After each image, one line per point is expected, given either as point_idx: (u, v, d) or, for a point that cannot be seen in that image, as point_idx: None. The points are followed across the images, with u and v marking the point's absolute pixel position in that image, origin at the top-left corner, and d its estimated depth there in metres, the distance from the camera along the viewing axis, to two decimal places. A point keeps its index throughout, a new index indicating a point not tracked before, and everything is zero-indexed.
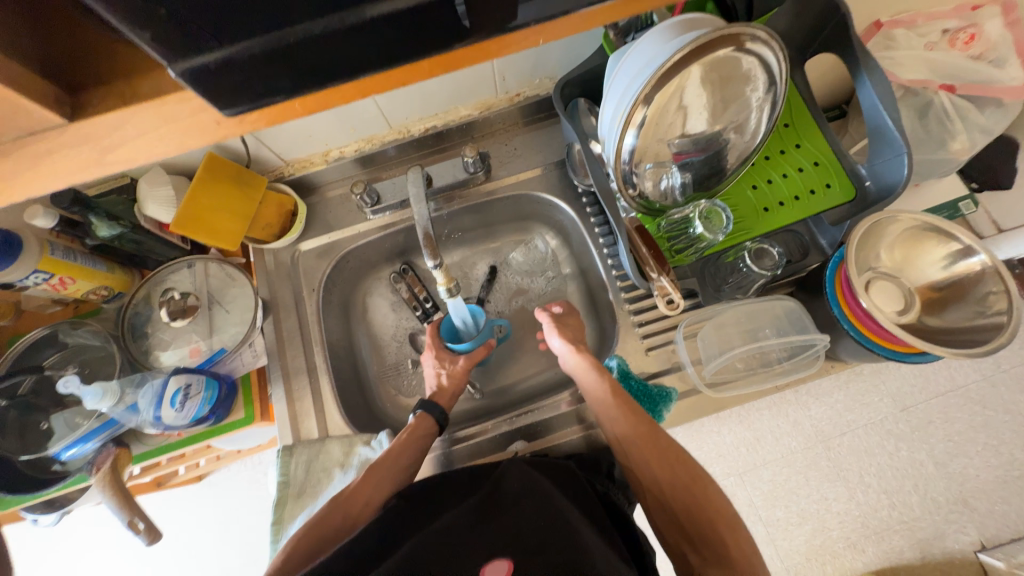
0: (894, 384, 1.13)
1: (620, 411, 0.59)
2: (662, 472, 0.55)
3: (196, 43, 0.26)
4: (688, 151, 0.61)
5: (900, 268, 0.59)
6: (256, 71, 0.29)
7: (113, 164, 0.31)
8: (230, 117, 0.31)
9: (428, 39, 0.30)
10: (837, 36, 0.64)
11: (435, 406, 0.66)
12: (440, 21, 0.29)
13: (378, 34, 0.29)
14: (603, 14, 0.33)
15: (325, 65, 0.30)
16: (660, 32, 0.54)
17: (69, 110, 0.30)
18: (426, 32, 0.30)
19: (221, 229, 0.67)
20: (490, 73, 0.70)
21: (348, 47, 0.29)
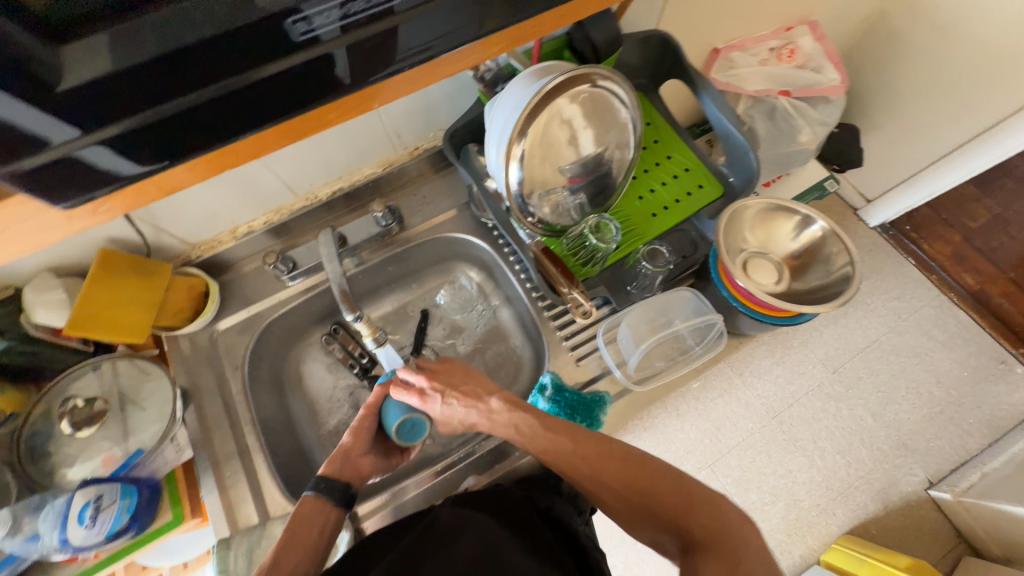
0: (821, 352, 1.36)
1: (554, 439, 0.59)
2: (614, 482, 0.57)
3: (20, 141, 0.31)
4: (579, 175, 0.67)
5: (764, 245, 0.66)
6: (122, 142, 0.35)
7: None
8: (65, 207, 0.37)
9: (304, 91, 0.38)
10: (676, 65, 0.78)
11: (332, 487, 0.60)
12: (313, 76, 0.37)
13: (257, 95, 0.37)
14: (408, 81, 0.42)
15: (207, 130, 0.37)
16: (522, 79, 0.62)
17: None
18: (305, 88, 0.38)
19: (120, 320, 0.63)
20: (386, 132, 0.75)
21: (206, 119, 0.36)
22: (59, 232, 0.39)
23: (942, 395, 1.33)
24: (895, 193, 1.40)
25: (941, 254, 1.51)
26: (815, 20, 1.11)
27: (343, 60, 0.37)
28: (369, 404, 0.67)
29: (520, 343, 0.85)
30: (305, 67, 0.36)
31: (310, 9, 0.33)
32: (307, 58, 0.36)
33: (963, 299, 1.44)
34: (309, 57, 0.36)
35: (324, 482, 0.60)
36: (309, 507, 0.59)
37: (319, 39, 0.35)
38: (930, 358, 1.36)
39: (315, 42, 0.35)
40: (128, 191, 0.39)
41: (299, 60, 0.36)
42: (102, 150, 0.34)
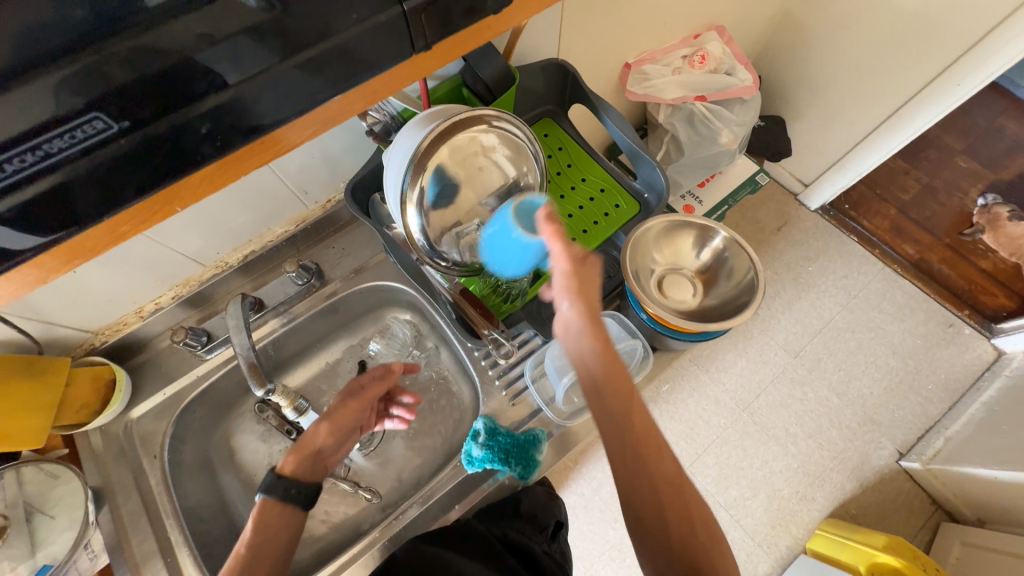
0: (780, 338, 1.39)
1: (634, 425, 0.45)
2: (668, 507, 0.44)
3: None
4: (498, 208, 0.66)
5: (673, 261, 0.66)
6: None
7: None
8: None
9: (141, 178, 0.28)
10: (576, 90, 0.79)
11: (295, 483, 0.52)
12: (159, 155, 0.28)
13: (102, 180, 0.27)
14: (250, 158, 0.33)
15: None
16: (412, 125, 0.62)
17: None
18: (142, 179, 0.28)
19: (11, 429, 0.59)
20: (289, 190, 0.73)
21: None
22: None
23: (900, 365, 1.36)
24: (827, 176, 1.44)
25: (880, 228, 1.56)
26: (720, 25, 1.14)
27: (80, 193, 0.27)
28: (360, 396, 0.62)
29: (461, 382, 0.84)
30: (135, 150, 0.27)
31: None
32: (11, 208, 0.25)
33: (907, 269, 1.49)
34: (14, 206, 0.26)
35: (286, 483, 0.51)
36: (274, 509, 0.50)
37: (20, 183, 0.25)
38: (883, 330, 1.40)
39: (19, 184, 0.25)
40: None
41: (119, 144, 0.27)
42: None
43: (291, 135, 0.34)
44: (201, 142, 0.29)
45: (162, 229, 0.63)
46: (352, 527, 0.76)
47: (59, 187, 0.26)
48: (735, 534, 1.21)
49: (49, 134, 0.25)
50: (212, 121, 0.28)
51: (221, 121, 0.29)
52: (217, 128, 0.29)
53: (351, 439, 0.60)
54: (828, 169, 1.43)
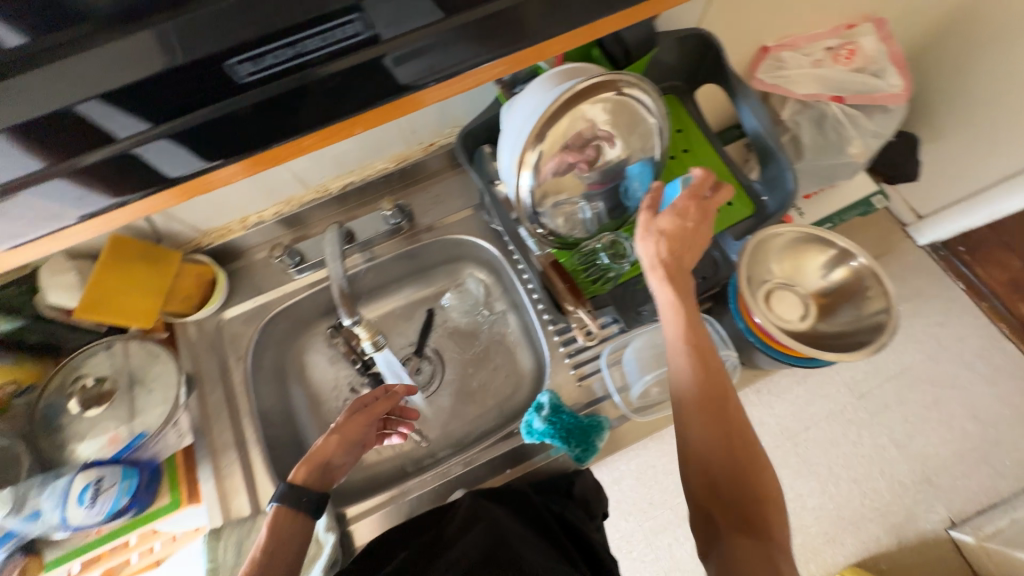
0: (846, 375, 1.24)
1: (697, 374, 0.50)
2: (721, 459, 0.49)
3: (82, 141, 0.42)
4: (597, 184, 0.63)
5: (791, 277, 0.61)
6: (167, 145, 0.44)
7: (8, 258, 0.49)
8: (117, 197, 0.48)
9: (278, 122, 0.46)
10: (714, 68, 0.72)
11: (300, 496, 0.58)
12: (297, 99, 0.44)
13: (254, 116, 0.44)
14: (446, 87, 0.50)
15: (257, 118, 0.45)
16: (543, 82, 0.59)
17: None
18: (272, 121, 0.46)
19: (130, 305, 0.65)
20: (399, 128, 0.72)
21: (232, 127, 0.45)
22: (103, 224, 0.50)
23: (978, 431, 1.20)
24: (947, 214, 1.24)
25: (995, 281, 1.37)
26: (882, 17, 0.99)
27: (306, 96, 0.44)
28: (351, 415, 0.65)
29: (523, 350, 0.84)
30: (274, 95, 0.43)
31: (261, 51, 0.39)
32: (260, 92, 0.42)
33: (1017, 332, 1.31)
34: (285, 85, 0.43)
35: (297, 493, 0.58)
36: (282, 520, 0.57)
37: (266, 77, 0.42)
38: (969, 390, 1.23)
39: (264, 79, 0.42)
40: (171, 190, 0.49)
41: (270, 88, 0.43)
42: (178, 141, 0.44)
43: (401, 106, 0.49)
44: (328, 89, 0.45)
45: None
46: (398, 461, 0.79)
47: (302, 75, 0.42)
48: None
49: (312, 36, 0.40)
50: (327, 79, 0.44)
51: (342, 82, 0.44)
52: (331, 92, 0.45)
53: (357, 450, 0.65)
54: (954, 205, 1.23)
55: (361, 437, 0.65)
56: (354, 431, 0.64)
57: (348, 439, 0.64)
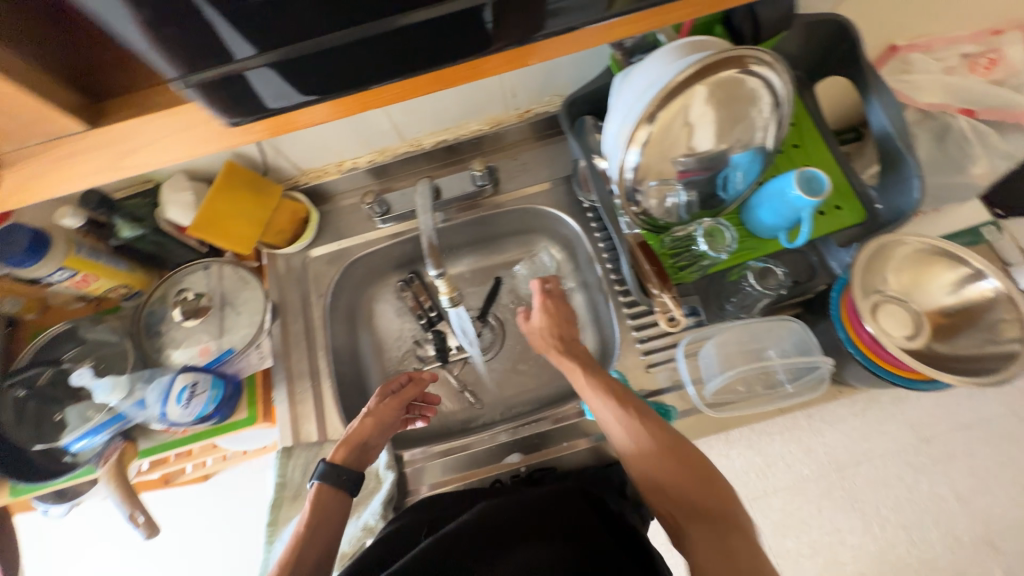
0: (912, 415, 1.03)
1: (622, 419, 0.59)
2: (692, 505, 0.53)
3: (203, 55, 0.33)
4: (693, 171, 0.60)
5: (909, 291, 0.59)
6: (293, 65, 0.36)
7: (128, 166, 0.39)
8: (237, 122, 0.40)
9: (395, 59, 0.38)
10: (845, 61, 0.65)
11: (338, 473, 0.60)
12: (432, 36, 0.37)
13: (375, 50, 0.37)
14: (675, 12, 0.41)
15: (413, 49, 0.38)
16: (666, 52, 0.55)
17: (83, 117, 0.39)
18: (394, 56, 0.38)
19: (234, 230, 0.69)
20: (501, 89, 0.72)
21: (373, 52, 0.37)
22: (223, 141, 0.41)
23: None
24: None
25: None
26: None
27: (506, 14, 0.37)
28: (378, 401, 0.67)
29: (589, 333, 0.81)
30: (406, 30, 0.36)
31: None
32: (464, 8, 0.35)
33: None
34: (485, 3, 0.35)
35: (336, 471, 0.60)
36: (327, 498, 0.60)
37: None
38: None
39: None
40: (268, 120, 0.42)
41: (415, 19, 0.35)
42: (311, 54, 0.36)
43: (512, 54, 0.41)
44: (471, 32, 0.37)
45: None
46: (450, 419, 0.80)
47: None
48: None
49: None
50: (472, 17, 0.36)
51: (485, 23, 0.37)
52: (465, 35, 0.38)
53: (392, 431, 0.68)
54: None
55: (391, 422, 0.67)
56: (385, 417, 0.66)
57: (381, 418, 0.66)
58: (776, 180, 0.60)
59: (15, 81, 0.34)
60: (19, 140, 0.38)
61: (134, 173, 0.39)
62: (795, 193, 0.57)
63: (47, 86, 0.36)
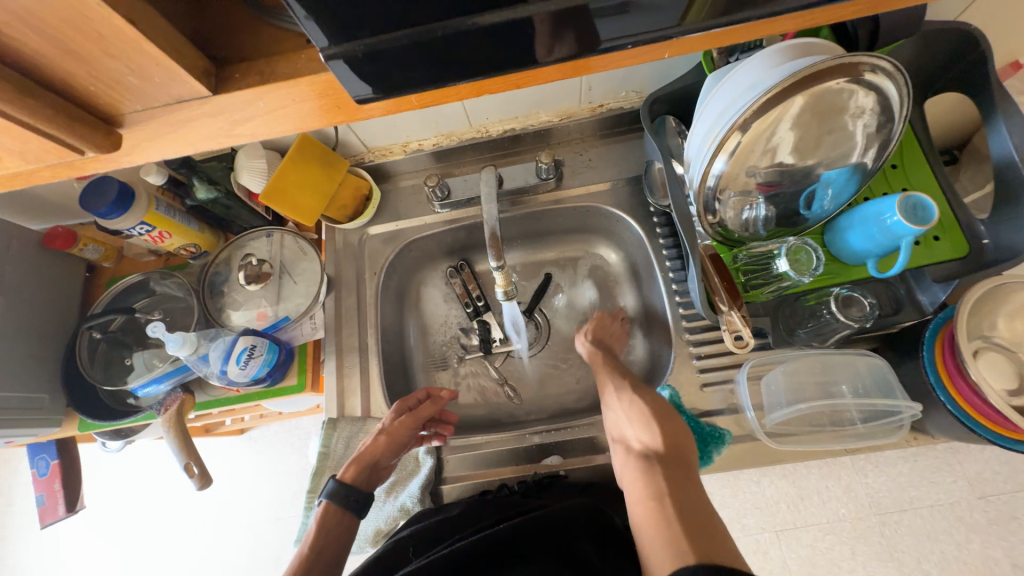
0: (973, 469, 0.94)
1: (631, 402, 0.59)
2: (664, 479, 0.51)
3: (339, 30, 0.27)
4: (777, 184, 0.56)
5: (1016, 342, 0.53)
6: (413, 55, 0.29)
7: (240, 135, 0.34)
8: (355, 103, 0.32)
9: (479, 60, 0.30)
10: (970, 75, 0.58)
11: (348, 494, 0.61)
12: (530, 34, 0.29)
13: (460, 48, 0.29)
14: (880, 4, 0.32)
15: (556, 42, 0.30)
16: (770, 54, 0.50)
17: (215, 82, 0.32)
18: (477, 57, 0.30)
19: (299, 202, 0.70)
20: (578, 82, 0.69)
21: (498, 44, 0.29)
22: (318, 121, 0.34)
23: None
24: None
25: None
26: None
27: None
28: (389, 424, 0.66)
29: (636, 340, 0.79)
30: (503, 26, 0.28)
31: None
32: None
33: None
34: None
35: (344, 492, 0.61)
36: (330, 517, 0.61)
37: None
38: None
39: None
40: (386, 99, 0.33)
41: (514, 13, 0.27)
42: (446, 39, 0.28)
43: (601, 60, 0.33)
44: (576, 32, 0.29)
45: None
46: (488, 411, 0.80)
47: None
48: None
49: None
50: (582, 16, 0.28)
51: (597, 24, 0.29)
52: (574, 41, 0.30)
53: (406, 450, 0.67)
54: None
55: (404, 446, 0.66)
56: (397, 442, 0.65)
57: (393, 434, 0.66)
58: (872, 203, 0.55)
59: (145, 35, 0.27)
60: (139, 99, 0.32)
61: (247, 144, 0.34)
62: (895, 219, 0.52)
63: (171, 38, 0.29)
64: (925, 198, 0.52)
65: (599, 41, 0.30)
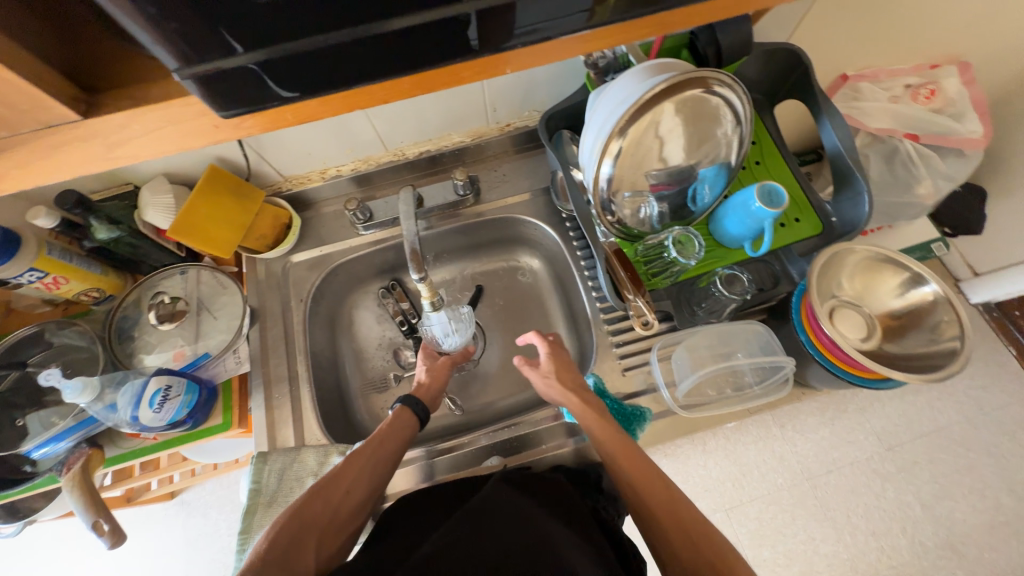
0: (877, 423, 1.02)
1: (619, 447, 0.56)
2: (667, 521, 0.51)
3: (203, 49, 0.30)
4: (664, 184, 0.63)
5: (860, 296, 0.64)
6: (281, 67, 0.32)
7: (119, 158, 0.35)
8: (226, 117, 0.35)
9: (358, 67, 0.34)
10: (801, 84, 0.70)
11: (417, 400, 0.65)
12: (383, 46, 0.33)
13: (322, 59, 0.32)
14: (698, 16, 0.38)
15: (407, 55, 0.34)
16: (636, 73, 0.58)
17: (85, 106, 0.33)
18: (342, 66, 0.33)
19: (214, 235, 0.69)
20: (483, 104, 0.75)
21: (358, 56, 0.33)
22: (200, 139, 0.36)
23: (1015, 506, 0.97)
24: (1004, 272, 1.10)
25: None
26: (968, 62, 0.93)
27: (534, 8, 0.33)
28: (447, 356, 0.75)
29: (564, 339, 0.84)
30: (355, 41, 0.32)
31: None
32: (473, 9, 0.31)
33: None
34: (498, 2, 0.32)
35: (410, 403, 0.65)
36: (396, 427, 0.62)
37: None
38: (1008, 462, 1.00)
39: None
40: (267, 113, 0.36)
41: (420, 18, 0.31)
42: (308, 57, 0.32)
43: (457, 71, 0.37)
44: (434, 42, 0.33)
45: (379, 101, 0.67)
46: (429, 426, 0.80)
47: None
48: None
49: None
50: (425, 32, 0.32)
51: (442, 39, 0.33)
52: (426, 54, 0.34)
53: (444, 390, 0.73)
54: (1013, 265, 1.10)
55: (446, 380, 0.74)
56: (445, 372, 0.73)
57: (437, 368, 0.73)
58: (739, 192, 0.64)
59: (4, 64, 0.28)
60: (6, 127, 0.32)
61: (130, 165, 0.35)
62: (756, 205, 0.60)
63: (35, 68, 0.30)
64: (776, 183, 0.62)
65: (448, 51, 0.34)
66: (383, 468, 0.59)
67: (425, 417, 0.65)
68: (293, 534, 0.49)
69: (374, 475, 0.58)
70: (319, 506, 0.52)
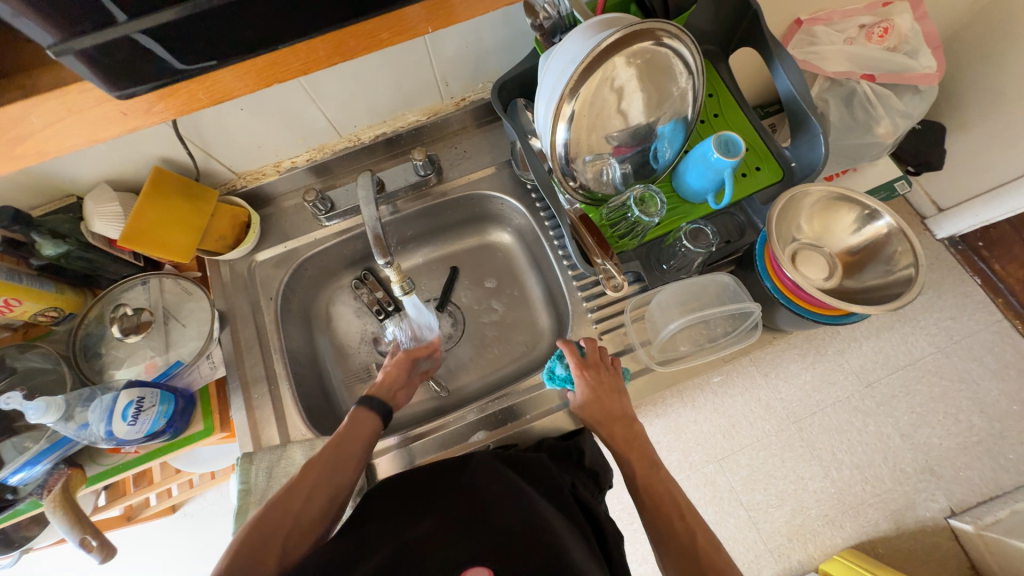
0: (856, 362, 1.06)
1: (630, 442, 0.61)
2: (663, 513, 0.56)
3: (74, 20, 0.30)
4: (626, 145, 0.63)
5: (820, 236, 0.67)
6: (173, 32, 0.33)
7: None
8: (122, 96, 0.36)
9: (259, 30, 0.36)
10: (751, 30, 0.68)
11: (370, 399, 0.65)
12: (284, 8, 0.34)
13: (214, 23, 0.33)
14: None
15: (311, 14, 0.36)
16: (584, 29, 0.56)
17: None
18: (244, 26, 0.35)
19: (166, 240, 0.67)
20: (434, 79, 0.73)
21: (263, 19, 0.35)
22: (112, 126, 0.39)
23: (986, 425, 1.02)
24: (967, 206, 1.13)
25: None
26: None
27: None
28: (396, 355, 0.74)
29: (542, 310, 0.85)
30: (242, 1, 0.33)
31: None
32: None
33: None
34: None
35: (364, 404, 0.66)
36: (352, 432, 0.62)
37: None
38: (979, 386, 1.04)
39: None
40: (175, 91, 0.38)
41: None
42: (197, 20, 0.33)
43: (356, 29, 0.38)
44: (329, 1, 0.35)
45: (319, 84, 0.65)
46: (416, 410, 0.81)
47: None
48: (746, 538, 1.00)
49: None
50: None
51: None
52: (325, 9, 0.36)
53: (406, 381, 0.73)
54: (974, 197, 1.12)
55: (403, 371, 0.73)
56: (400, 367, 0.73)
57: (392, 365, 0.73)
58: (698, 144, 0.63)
59: None
60: None
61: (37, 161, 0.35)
62: (714, 156, 0.60)
63: None
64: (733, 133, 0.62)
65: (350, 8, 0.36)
66: (343, 472, 0.58)
67: (383, 413, 0.65)
68: (252, 548, 0.50)
69: (331, 479, 0.57)
70: (277, 512, 0.53)
